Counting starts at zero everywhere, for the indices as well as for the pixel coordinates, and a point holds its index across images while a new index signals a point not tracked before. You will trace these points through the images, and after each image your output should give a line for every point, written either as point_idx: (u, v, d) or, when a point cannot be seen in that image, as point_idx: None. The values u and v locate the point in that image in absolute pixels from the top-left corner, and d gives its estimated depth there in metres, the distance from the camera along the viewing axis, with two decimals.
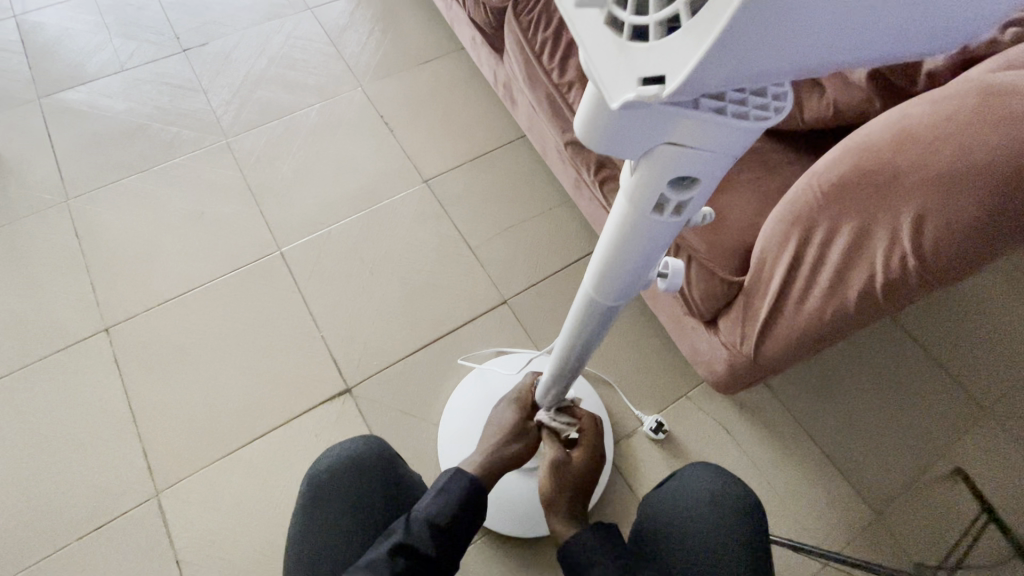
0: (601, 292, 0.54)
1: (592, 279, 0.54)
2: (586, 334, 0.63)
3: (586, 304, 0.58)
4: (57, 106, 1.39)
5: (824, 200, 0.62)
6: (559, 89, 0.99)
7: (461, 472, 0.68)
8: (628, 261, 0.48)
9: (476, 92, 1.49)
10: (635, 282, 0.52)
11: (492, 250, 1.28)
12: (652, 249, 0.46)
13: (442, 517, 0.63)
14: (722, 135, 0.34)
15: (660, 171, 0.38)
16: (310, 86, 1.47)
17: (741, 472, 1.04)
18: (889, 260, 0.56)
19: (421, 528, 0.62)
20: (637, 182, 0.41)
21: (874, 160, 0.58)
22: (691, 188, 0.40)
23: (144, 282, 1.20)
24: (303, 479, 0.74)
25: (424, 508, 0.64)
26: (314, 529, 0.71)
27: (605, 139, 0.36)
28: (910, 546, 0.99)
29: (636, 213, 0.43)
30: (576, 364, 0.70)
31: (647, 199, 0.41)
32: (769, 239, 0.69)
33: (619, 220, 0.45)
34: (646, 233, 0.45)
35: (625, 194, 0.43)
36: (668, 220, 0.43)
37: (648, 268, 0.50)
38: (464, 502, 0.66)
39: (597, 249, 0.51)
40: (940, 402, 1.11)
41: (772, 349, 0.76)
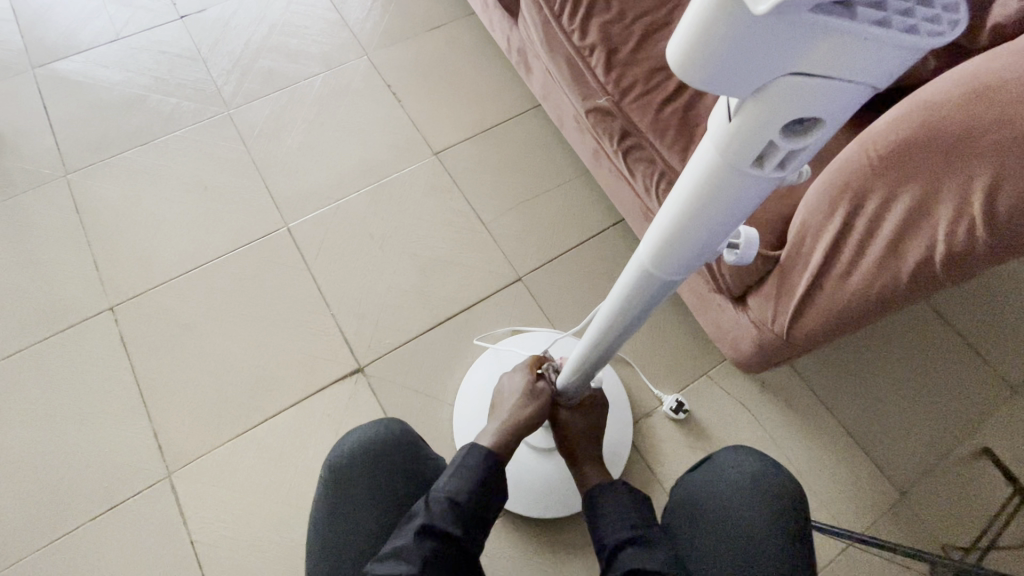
0: (661, 263, 0.50)
1: (651, 249, 0.49)
2: (634, 309, 0.58)
3: (640, 276, 0.53)
4: (51, 77, 1.34)
5: (882, 164, 0.60)
6: (580, 53, 0.94)
7: (478, 446, 0.66)
8: (703, 227, 0.43)
9: (486, 61, 1.43)
10: (703, 253, 0.47)
11: (506, 225, 1.24)
12: (736, 211, 0.41)
13: (464, 495, 0.61)
14: (874, 58, 0.29)
15: (775, 113, 0.33)
16: (313, 55, 1.41)
17: (763, 453, 1.01)
18: (953, 229, 0.54)
19: (444, 507, 0.59)
20: (738, 129, 0.35)
21: (940, 122, 0.56)
22: (808, 134, 0.35)
23: (148, 259, 1.16)
24: (322, 464, 0.71)
25: (444, 487, 0.61)
26: (338, 514, 0.69)
27: (722, 64, 0.30)
28: (937, 527, 0.96)
29: (729, 167, 0.38)
30: (617, 340, 0.66)
31: (749, 149, 0.36)
32: (815, 207, 0.67)
33: (701, 178, 0.40)
34: (736, 192, 0.39)
35: (717, 145, 0.38)
36: (769, 176, 0.38)
37: (722, 236, 0.45)
38: (484, 477, 0.63)
39: (665, 212, 0.46)
40: (971, 382, 1.08)
41: (807, 329, 0.73)
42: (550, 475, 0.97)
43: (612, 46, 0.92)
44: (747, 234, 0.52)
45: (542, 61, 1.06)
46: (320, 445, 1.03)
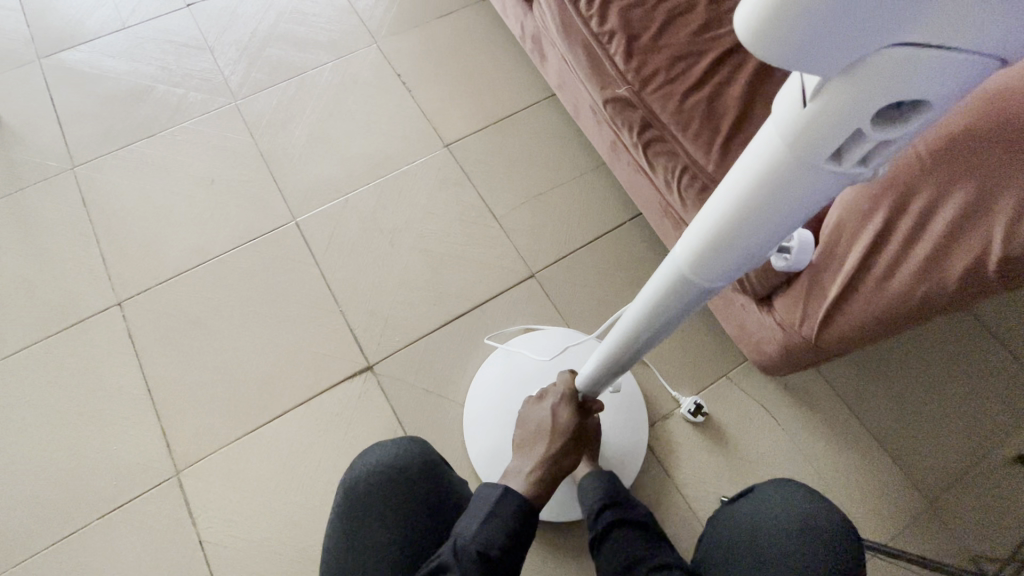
0: (701, 266, 0.45)
1: (692, 250, 0.45)
2: (670, 311, 0.53)
3: (676, 278, 0.49)
4: (58, 67, 1.32)
5: (932, 161, 0.56)
6: (599, 39, 0.90)
7: (511, 492, 0.62)
8: (756, 228, 0.39)
9: (499, 48, 1.38)
10: (751, 257, 0.42)
11: (519, 220, 1.20)
12: (798, 212, 0.36)
13: (495, 548, 0.58)
14: (1004, 32, 0.23)
15: (864, 99, 0.27)
16: (321, 43, 1.37)
17: (786, 458, 0.97)
18: (1011, 234, 0.50)
19: (473, 560, 0.56)
20: (815, 117, 0.30)
21: (1007, 118, 0.52)
22: (901, 124, 0.29)
23: (155, 254, 1.14)
24: (345, 472, 0.70)
25: (473, 536, 0.58)
26: (353, 522, 0.68)
27: (807, 36, 0.25)
28: (968, 538, 0.92)
29: (797, 160, 0.33)
30: (648, 342, 0.62)
31: (826, 141, 0.30)
32: (851, 205, 0.63)
33: (761, 174, 0.36)
34: (803, 190, 0.34)
35: (786, 134, 0.32)
36: (848, 174, 0.32)
37: (776, 239, 0.40)
38: (515, 527, 0.60)
39: (713, 211, 0.41)
40: (1006, 386, 1.03)
41: (838, 333, 0.69)
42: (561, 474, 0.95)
43: (632, 32, 0.87)
44: None
45: (558, 49, 1.02)
46: (330, 445, 1.01)
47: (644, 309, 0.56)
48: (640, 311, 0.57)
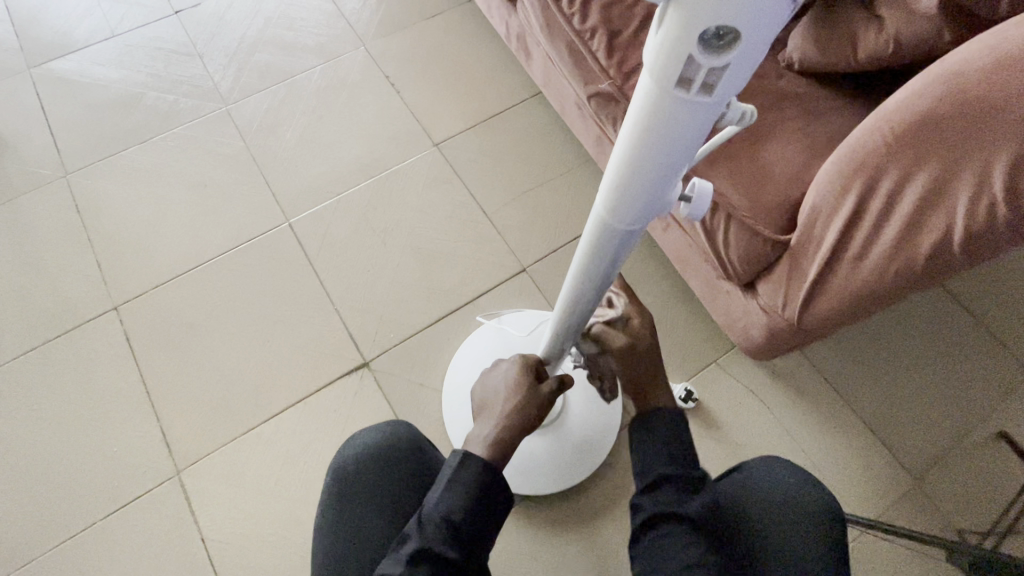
0: (615, 212, 0.47)
1: (605, 197, 0.47)
2: (598, 264, 0.55)
3: (599, 228, 0.51)
4: (48, 76, 1.32)
5: (898, 143, 0.58)
6: (581, 36, 0.92)
7: (471, 456, 0.59)
8: (646, 168, 0.41)
9: (486, 48, 1.40)
10: (654, 198, 0.44)
11: (509, 216, 1.22)
12: (676, 147, 0.38)
13: (459, 513, 0.57)
14: None
15: (690, 23, 0.30)
16: (309, 47, 1.39)
17: (775, 441, 0.99)
18: (974, 208, 0.53)
19: (439, 528, 0.56)
20: (661, 46, 0.32)
21: (962, 92, 0.54)
22: (729, 50, 0.31)
23: (150, 258, 1.16)
24: (343, 453, 0.72)
25: (437, 505, 0.57)
26: (344, 501, 0.70)
27: None
28: (952, 512, 0.95)
29: (660, 93, 0.35)
30: (587, 303, 0.63)
31: (671, 68, 0.33)
32: (824, 189, 0.65)
33: (638, 112, 0.38)
34: (671, 124, 0.36)
35: (646, 68, 0.35)
36: (699, 104, 0.34)
37: (671, 178, 0.42)
38: (481, 489, 0.58)
39: (614, 154, 0.43)
40: (985, 364, 1.05)
41: (819, 314, 0.72)
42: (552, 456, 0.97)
43: (613, 29, 0.90)
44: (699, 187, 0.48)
45: (542, 47, 1.04)
46: (329, 441, 1.03)
47: (578, 265, 0.58)
48: (575, 267, 0.59)
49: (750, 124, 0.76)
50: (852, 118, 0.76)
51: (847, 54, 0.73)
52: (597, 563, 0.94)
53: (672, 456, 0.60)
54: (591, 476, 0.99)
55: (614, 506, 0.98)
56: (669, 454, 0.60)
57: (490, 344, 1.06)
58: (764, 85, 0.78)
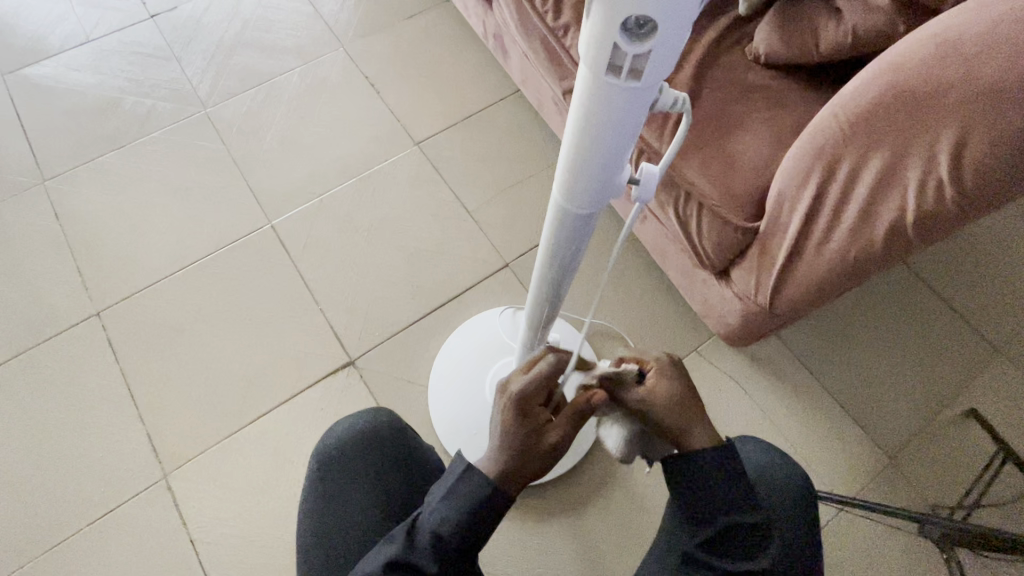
0: (571, 198, 0.49)
1: (560, 184, 0.49)
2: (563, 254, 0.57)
3: (558, 216, 0.52)
4: (23, 83, 1.31)
5: (852, 130, 0.61)
6: (555, 33, 0.94)
7: (474, 472, 0.56)
8: (592, 153, 0.43)
9: (464, 47, 1.42)
10: (605, 184, 0.46)
11: (491, 212, 1.24)
12: (617, 133, 0.40)
13: (448, 529, 0.54)
14: None
15: (611, 14, 0.32)
16: (288, 49, 1.39)
17: (755, 425, 1.02)
18: (923, 190, 0.56)
19: (425, 538, 0.55)
20: (591, 35, 0.34)
21: (910, 81, 0.57)
22: (650, 37, 0.33)
23: (132, 263, 1.15)
24: (333, 429, 0.74)
25: (431, 513, 0.56)
26: (329, 476, 0.72)
27: None
28: (925, 488, 0.98)
29: (596, 82, 0.37)
30: (559, 291, 0.65)
31: (601, 56, 0.34)
32: (786, 177, 0.68)
33: (579, 100, 0.39)
34: (610, 111, 0.38)
35: (581, 58, 0.37)
36: (631, 90, 0.36)
37: (618, 164, 0.44)
38: (477, 509, 0.55)
39: (565, 143, 0.45)
40: (953, 344, 1.09)
41: (788, 298, 0.74)
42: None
43: None
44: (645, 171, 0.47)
45: (518, 45, 1.06)
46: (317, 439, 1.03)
47: (545, 256, 0.59)
48: (543, 258, 0.61)
49: (718, 115, 0.78)
50: (815, 107, 0.78)
51: (809, 42, 0.75)
52: (583, 550, 0.96)
53: (735, 499, 0.58)
54: (576, 465, 1.01)
55: (599, 493, 1.00)
56: (729, 500, 0.58)
57: (475, 337, 1.08)
58: (731, 77, 0.81)
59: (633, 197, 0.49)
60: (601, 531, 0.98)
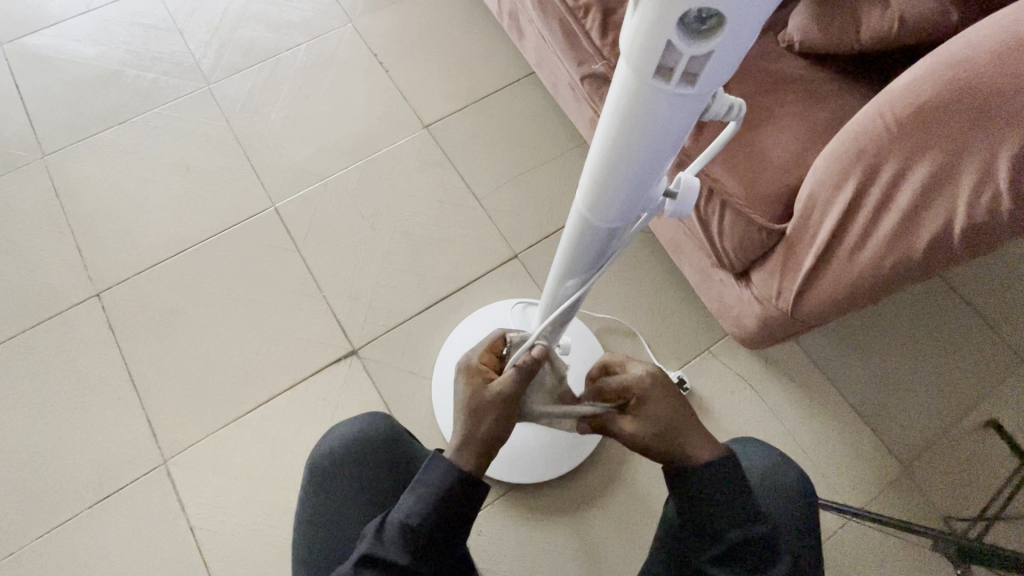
0: (595, 209, 0.45)
1: (585, 193, 0.45)
2: (582, 262, 0.53)
3: (579, 227, 0.49)
4: (23, 52, 1.27)
5: (899, 131, 0.57)
6: (575, 14, 0.89)
7: (440, 458, 0.55)
8: (626, 163, 0.39)
9: (476, 25, 1.36)
10: (636, 196, 0.42)
11: (500, 200, 1.20)
12: (658, 140, 0.36)
13: (416, 520, 0.53)
14: None
15: (669, 8, 0.27)
16: (295, 23, 1.34)
17: (767, 429, 0.99)
18: (976, 200, 0.52)
19: (394, 532, 0.53)
20: (638, 31, 0.30)
21: (966, 82, 0.52)
22: (712, 37, 0.29)
23: (133, 243, 1.13)
24: (338, 428, 0.73)
25: (399, 507, 0.54)
26: (328, 479, 0.70)
27: None
28: (940, 499, 0.95)
29: (639, 83, 0.33)
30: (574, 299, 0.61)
31: (650, 56, 0.30)
32: (822, 177, 0.63)
33: (616, 103, 0.36)
34: (653, 117, 0.34)
35: (623, 56, 0.33)
36: (678, 95, 0.32)
37: (653, 175, 0.40)
38: (444, 496, 0.54)
39: (593, 149, 0.41)
40: (975, 351, 1.05)
41: (812, 305, 0.71)
42: (541, 439, 0.97)
43: (608, 6, 0.86)
44: (684, 183, 0.44)
45: (535, 25, 1.00)
46: (318, 429, 1.02)
47: (562, 262, 0.56)
48: (558, 265, 0.57)
49: (748, 107, 0.73)
50: (852, 101, 0.73)
51: (849, 33, 0.70)
52: (584, 550, 0.94)
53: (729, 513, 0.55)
54: (581, 464, 0.99)
55: (603, 493, 0.98)
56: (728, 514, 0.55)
57: (481, 330, 1.05)
58: (762, 67, 0.76)
59: (667, 213, 0.45)
60: (603, 532, 0.96)
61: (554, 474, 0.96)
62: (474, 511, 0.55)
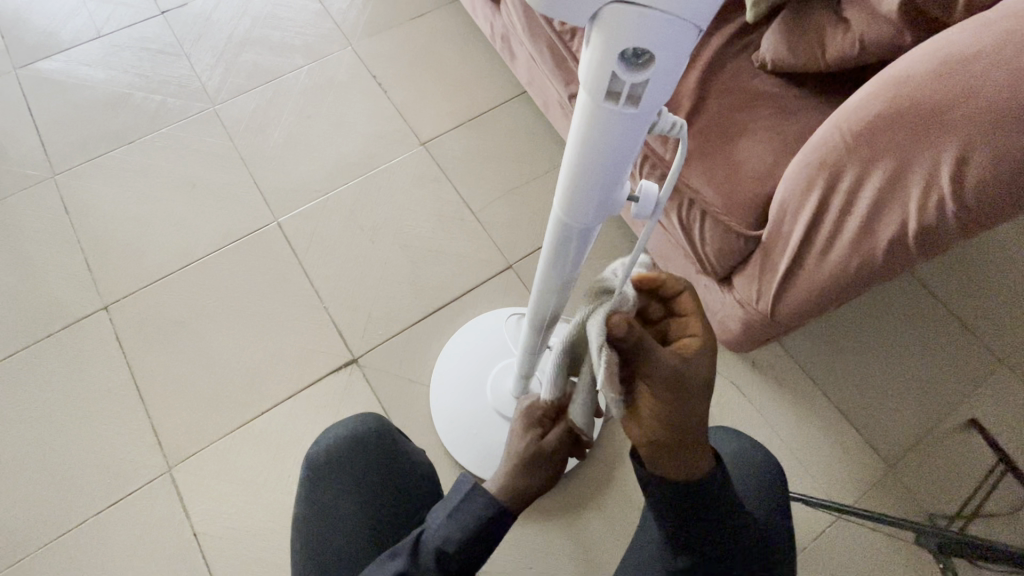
0: (570, 217, 0.50)
1: (560, 203, 0.49)
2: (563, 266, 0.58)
3: (557, 234, 0.53)
4: (35, 77, 1.33)
5: (855, 143, 0.62)
6: (561, 37, 0.94)
7: (480, 490, 0.59)
8: (590, 174, 0.43)
9: (471, 48, 1.42)
10: (604, 202, 0.47)
11: (495, 213, 1.24)
12: (616, 155, 0.41)
13: (452, 546, 0.56)
14: None
15: (610, 44, 0.32)
16: (297, 47, 1.40)
17: (754, 430, 1.02)
18: (924, 205, 0.56)
19: (430, 555, 0.55)
20: (589, 63, 0.35)
21: (912, 98, 0.57)
22: (648, 66, 0.33)
23: (140, 258, 1.17)
24: (334, 427, 0.76)
25: (435, 531, 0.57)
26: (325, 476, 0.74)
27: None
28: (924, 498, 0.98)
29: (595, 106, 0.37)
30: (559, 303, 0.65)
31: (598, 84, 0.35)
32: (790, 188, 0.68)
33: (579, 124, 0.40)
34: (610, 134, 0.39)
35: (580, 83, 0.37)
36: (628, 115, 0.37)
37: (616, 184, 0.45)
38: (480, 527, 0.57)
39: (563, 163, 0.46)
40: (954, 354, 1.09)
41: (789, 307, 0.75)
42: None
43: None
44: (645, 188, 0.48)
45: (525, 47, 1.06)
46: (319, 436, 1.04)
47: (544, 269, 0.60)
48: (541, 271, 0.61)
49: (724, 122, 0.78)
50: (822, 116, 0.78)
51: (816, 54, 0.75)
52: (580, 552, 0.97)
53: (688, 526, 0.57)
54: (575, 467, 1.02)
55: (597, 496, 1.01)
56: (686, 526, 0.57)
57: (477, 338, 1.09)
58: (736, 84, 0.81)
59: (632, 215, 0.49)
60: (597, 533, 0.98)
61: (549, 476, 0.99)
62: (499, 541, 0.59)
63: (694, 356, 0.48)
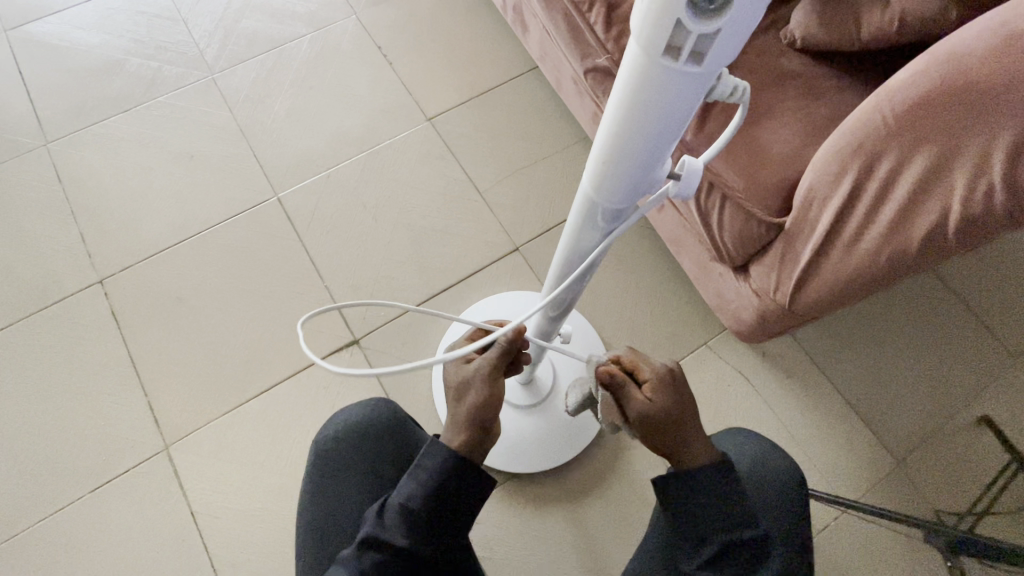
0: (602, 191, 0.46)
1: (592, 174, 0.46)
2: (589, 242, 0.55)
3: (586, 207, 0.50)
4: (26, 40, 1.27)
5: (898, 126, 0.59)
6: (578, 7, 0.90)
7: (437, 442, 0.55)
8: (632, 142, 0.40)
9: (479, 19, 1.36)
10: (642, 177, 0.44)
11: (501, 193, 1.20)
12: (664, 121, 0.37)
13: (416, 501, 0.53)
14: None
15: None
16: (299, 14, 1.34)
17: (762, 422, 1.00)
18: (971, 193, 0.53)
19: (394, 516, 0.53)
20: (649, 10, 0.31)
21: (963, 77, 0.54)
22: (720, 16, 0.29)
23: (135, 232, 1.13)
24: (343, 411, 0.74)
25: (398, 491, 0.54)
26: (335, 460, 0.72)
27: None
28: (932, 494, 0.97)
29: (649, 63, 0.33)
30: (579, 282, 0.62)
31: (658, 35, 0.31)
32: (822, 171, 0.65)
33: (626, 84, 0.36)
34: (661, 97, 0.35)
35: (634, 34, 0.33)
36: (686, 74, 0.33)
37: (657, 157, 0.41)
38: (440, 478, 0.53)
39: (601, 131, 0.42)
40: (968, 349, 1.06)
41: (810, 299, 0.72)
42: (540, 429, 0.98)
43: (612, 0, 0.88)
44: (688, 164, 0.44)
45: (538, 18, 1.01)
46: (318, 417, 1.02)
47: (568, 243, 0.57)
48: (565, 246, 0.58)
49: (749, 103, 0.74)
50: (852, 97, 0.74)
51: (849, 29, 0.71)
52: (580, 542, 0.95)
53: (711, 518, 0.56)
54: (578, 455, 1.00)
55: (601, 485, 0.99)
56: (713, 517, 0.56)
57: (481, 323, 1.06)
58: (763, 62, 0.77)
59: (672, 193, 0.46)
60: (598, 525, 0.97)
61: (550, 463, 0.97)
62: (473, 489, 0.55)
63: (657, 393, 0.56)
